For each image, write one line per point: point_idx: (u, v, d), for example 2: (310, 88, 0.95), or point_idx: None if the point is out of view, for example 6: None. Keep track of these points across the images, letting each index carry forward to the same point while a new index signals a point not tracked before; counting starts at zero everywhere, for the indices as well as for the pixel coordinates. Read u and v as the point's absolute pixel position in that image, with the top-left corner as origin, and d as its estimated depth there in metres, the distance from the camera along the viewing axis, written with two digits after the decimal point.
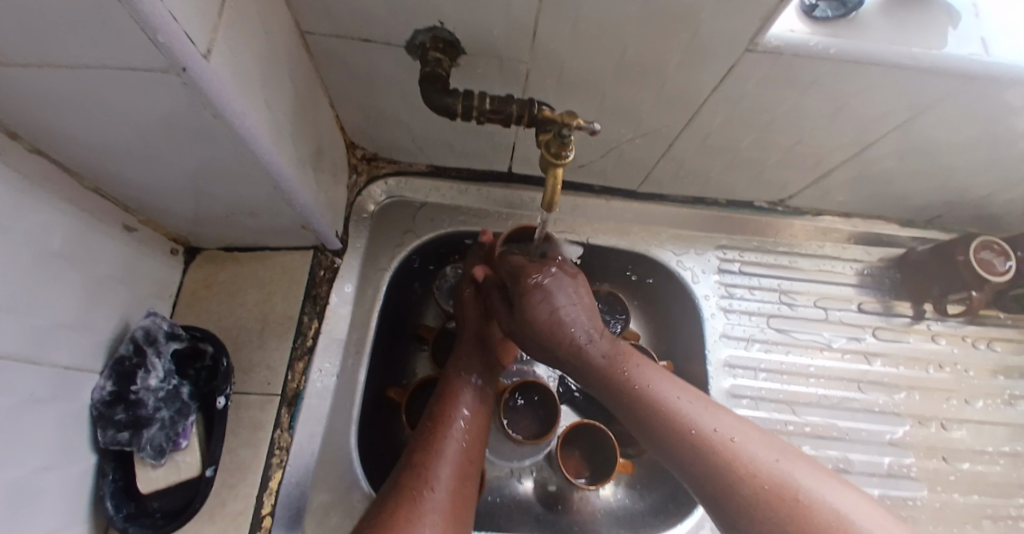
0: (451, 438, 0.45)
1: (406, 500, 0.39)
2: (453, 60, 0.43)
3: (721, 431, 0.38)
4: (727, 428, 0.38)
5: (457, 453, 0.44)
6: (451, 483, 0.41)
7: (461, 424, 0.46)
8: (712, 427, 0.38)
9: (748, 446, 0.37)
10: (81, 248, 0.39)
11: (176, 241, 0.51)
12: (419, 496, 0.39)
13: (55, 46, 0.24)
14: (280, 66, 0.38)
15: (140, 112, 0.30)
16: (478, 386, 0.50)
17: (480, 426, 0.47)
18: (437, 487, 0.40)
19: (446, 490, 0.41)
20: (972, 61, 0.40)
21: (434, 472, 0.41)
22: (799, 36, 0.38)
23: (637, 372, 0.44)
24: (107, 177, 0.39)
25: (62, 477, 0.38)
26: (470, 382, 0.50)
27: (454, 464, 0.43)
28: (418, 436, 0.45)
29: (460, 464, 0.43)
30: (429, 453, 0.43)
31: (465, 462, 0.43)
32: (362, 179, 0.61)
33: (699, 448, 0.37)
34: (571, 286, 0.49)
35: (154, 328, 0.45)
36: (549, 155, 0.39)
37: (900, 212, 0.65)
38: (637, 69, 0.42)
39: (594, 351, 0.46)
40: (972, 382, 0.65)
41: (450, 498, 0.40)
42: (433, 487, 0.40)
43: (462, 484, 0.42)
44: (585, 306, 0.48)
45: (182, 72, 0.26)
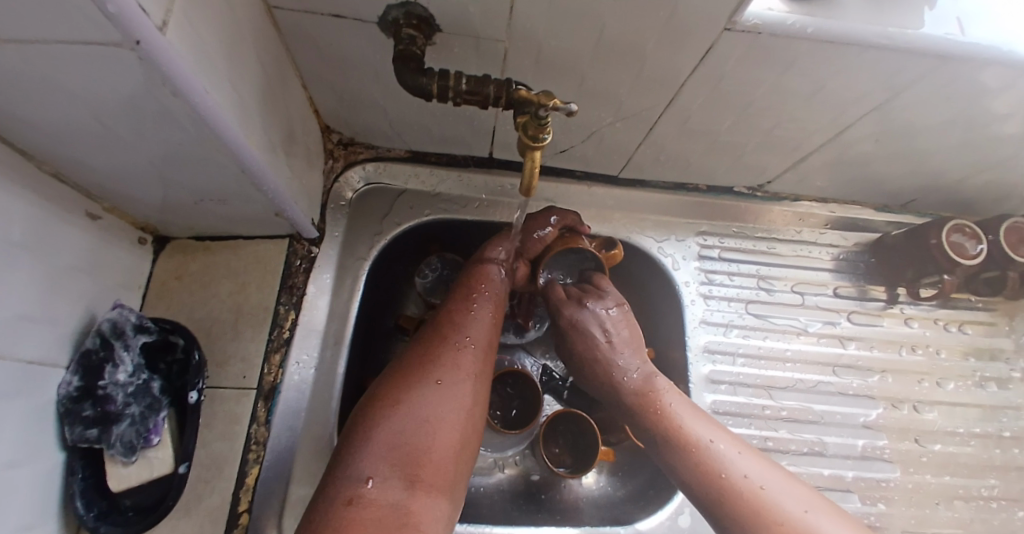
0: (485, 302, 0.48)
1: (442, 349, 0.43)
2: (427, 37, 0.42)
3: (739, 467, 0.42)
4: (746, 462, 0.43)
5: (489, 319, 0.48)
6: (481, 339, 0.46)
7: (493, 295, 0.49)
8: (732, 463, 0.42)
9: (764, 482, 0.41)
10: (40, 236, 0.37)
11: (144, 229, 0.50)
12: (458, 349, 0.44)
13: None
14: (244, 42, 0.36)
15: (95, 89, 0.29)
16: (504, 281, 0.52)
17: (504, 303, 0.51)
18: (470, 341, 0.45)
19: (479, 344, 0.45)
20: (948, 42, 0.40)
21: (468, 327, 0.46)
22: (778, 15, 0.37)
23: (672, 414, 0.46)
24: (66, 161, 0.37)
25: (29, 474, 0.36)
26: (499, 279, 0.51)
27: (486, 326, 0.47)
28: (451, 301, 0.48)
29: (491, 331, 0.47)
30: (464, 313, 0.47)
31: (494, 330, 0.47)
32: (339, 164, 0.60)
33: (717, 480, 0.42)
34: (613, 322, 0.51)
35: (122, 320, 0.44)
36: (527, 137, 0.39)
37: (876, 196, 0.66)
38: (618, 49, 0.42)
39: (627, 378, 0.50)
40: (944, 364, 0.66)
41: (481, 352, 0.45)
42: (467, 340, 0.45)
43: (490, 342, 0.46)
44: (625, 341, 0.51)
45: (138, 46, 0.25)
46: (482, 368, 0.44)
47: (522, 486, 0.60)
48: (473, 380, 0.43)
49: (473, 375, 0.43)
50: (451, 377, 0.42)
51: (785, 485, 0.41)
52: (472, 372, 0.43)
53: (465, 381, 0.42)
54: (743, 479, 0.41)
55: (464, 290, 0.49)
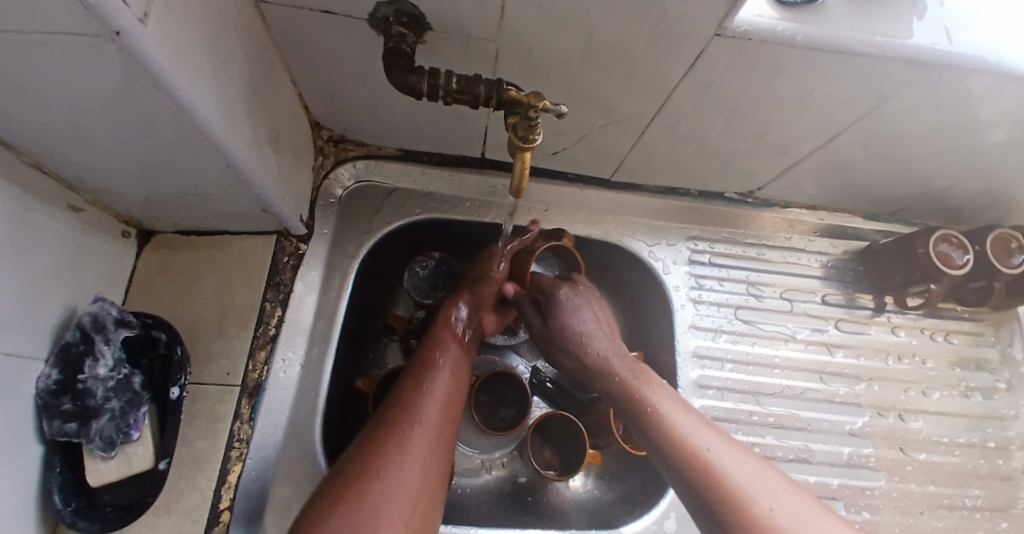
0: (449, 358, 0.50)
1: (397, 428, 0.43)
2: (417, 36, 0.41)
3: (767, 501, 0.34)
4: (784, 507, 0.34)
5: (445, 390, 0.47)
6: (445, 393, 0.47)
7: (449, 366, 0.50)
8: (756, 494, 0.34)
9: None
10: (20, 228, 0.37)
11: (127, 222, 0.49)
12: (408, 427, 0.43)
13: None
14: (229, 35, 0.36)
15: (73, 79, 0.28)
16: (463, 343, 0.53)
17: (464, 373, 0.51)
18: (434, 395, 0.46)
19: (443, 399, 0.47)
20: (934, 51, 0.40)
21: (432, 382, 0.47)
22: (766, 21, 0.37)
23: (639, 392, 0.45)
24: (47, 152, 0.36)
25: (6, 469, 0.36)
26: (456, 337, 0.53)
27: (450, 381, 0.48)
28: (409, 372, 0.49)
29: (446, 403, 0.47)
30: (420, 389, 0.46)
31: (449, 401, 0.47)
32: (328, 161, 0.60)
33: (737, 511, 0.34)
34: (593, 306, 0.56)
35: (103, 314, 0.43)
36: (517, 138, 0.39)
37: (866, 204, 0.66)
38: (608, 52, 0.42)
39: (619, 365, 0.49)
40: (929, 373, 0.67)
41: (444, 407, 0.46)
42: (431, 394, 0.46)
43: (455, 396, 0.48)
44: (605, 327, 0.54)
45: (117, 37, 0.25)
46: (446, 422, 0.45)
47: (508, 488, 0.60)
48: (435, 436, 0.44)
49: (435, 430, 0.44)
50: (400, 457, 0.41)
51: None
52: (435, 427, 0.44)
53: (426, 436, 0.43)
54: (774, 518, 0.33)
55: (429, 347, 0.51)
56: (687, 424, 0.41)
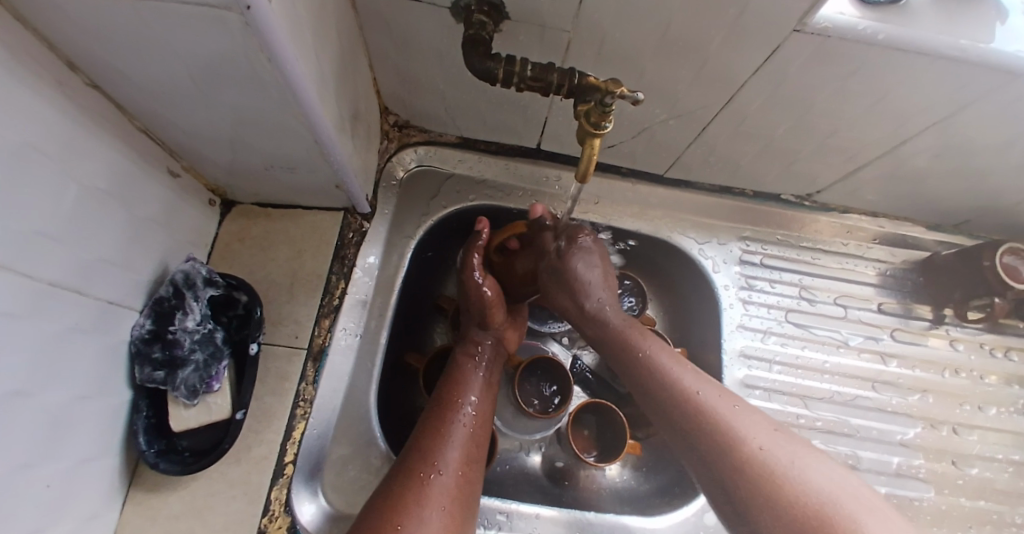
0: (472, 383, 0.51)
1: (417, 477, 0.40)
2: (496, 24, 0.43)
3: (756, 438, 0.36)
4: (767, 437, 0.36)
5: (465, 437, 0.45)
6: (473, 417, 0.47)
7: (470, 408, 0.48)
8: (747, 432, 0.37)
9: (794, 462, 0.34)
10: (126, 188, 0.40)
11: (215, 192, 0.53)
12: (427, 478, 0.40)
13: None
14: (328, 18, 0.39)
15: (198, 50, 0.31)
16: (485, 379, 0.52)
17: (486, 411, 0.49)
18: (462, 419, 0.47)
19: (473, 422, 0.47)
20: (1020, 57, 0.39)
21: (460, 408, 0.47)
22: (847, 19, 0.38)
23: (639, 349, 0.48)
24: (157, 120, 0.40)
25: (99, 406, 0.40)
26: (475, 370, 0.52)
27: (476, 406, 0.49)
28: (428, 417, 0.47)
29: (467, 449, 0.44)
30: (439, 436, 0.44)
31: (471, 447, 0.45)
32: (393, 146, 0.62)
33: (729, 449, 0.36)
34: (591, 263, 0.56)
35: (193, 272, 0.47)
36: (589, 124, 0.40)
37: (928, 214, 0.65)
38: (680, 45, 0.43)
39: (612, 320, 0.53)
40: (986, 389, 0.65)
41: (474, 431, 0.46)
42: (459, 419, 0.47)
43: (482, 421, 0.48)
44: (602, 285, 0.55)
45: (246, 11, 0.27)
46: (475, 446, 0.45)
47: (547, 471, 0.61)
48: (467, 459, 0.44)
49: (466, 453, 0.44)
50: (420, 506, 0.38)
51: (827, 475, 0.33)
52: (466, 451, 0.44)
53: (458, 459, 0.43)
54: (761, 453, 0.35)
55: (451, 376, 0.51)
56: (680, 373, 0.44)
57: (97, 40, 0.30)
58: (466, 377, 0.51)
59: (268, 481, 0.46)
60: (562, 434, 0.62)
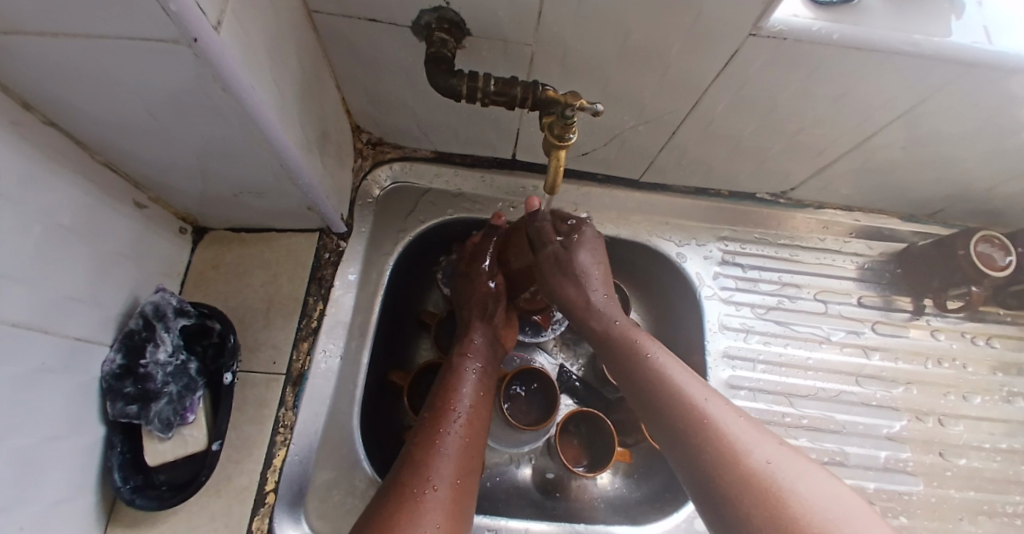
0: (465, 388, 0.50)
1: (412, 493, 0.40)
2: (458, 41, 0.43)
3: (760, 454, 0.34)
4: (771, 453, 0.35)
5: (461, 450, 0.45)
6: (466, 424, 0.47)
7: (466, 413, 0.48)
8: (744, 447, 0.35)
9: (797, 478, 0.32)
10: (91, 223, 0.40)
11: (185, 220, 0.52)
12: (418, 496, 0.40)
13: (60, 15, 0.25)
14: (286, 43, 0.39)
15: (151, 83, 0.31)
16: (480, 379, 0.52)
17: (482, 411, 0.49)
18: (455, 429, 0.46)
19: (466, 431, 0.46)
20: (976, 49, 0.40)
21: (452, 418, 0.47)
22: (802, 20, 0.38)
23: (639, 349, 0.45)
24: (120, 153, 0.39)
25: (71, 447, 0.39)
26: (472, 366, 0.52)
27: (468, 413, 0.48)
28: (422, 426, 0.46)
29: (461, 461, 0.44)
30: (432, 451, 0.43)
31: (465, 458, 0.44)
32: (367, 163, 0.62)
33: (726, 462, 0.34)
34: (592, 247, 0.53)
35: (163, 304, 0.47)
36: (553, 137, 0.40)
37: (902, 205, 0.65)
38: (643, 52, 0.43)
39: (608, 315, 0.50)
40: (970, 378, 0.65)
41: (467, 442, 0.46)
42: (453, 429, 0.46)
43: (477, 428, 0.47)
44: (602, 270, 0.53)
45: (194, 43, 0.27)
46: (469, 455, 0.45)
47: (538, 483, 0.61)
48: (461, 470, 0.43)
49: (459, 465, 0.43)
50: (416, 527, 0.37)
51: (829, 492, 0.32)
52: (458, 464, 0.43)
53: (451, 472, 0.42)
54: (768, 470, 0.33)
55: (446, 381, 0.51)
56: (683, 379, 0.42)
57: (47, 77, 0.30)
58: (461, 378, 0.51)
59: (250, 511, 0.45)
60: (551, 444, 0.61)
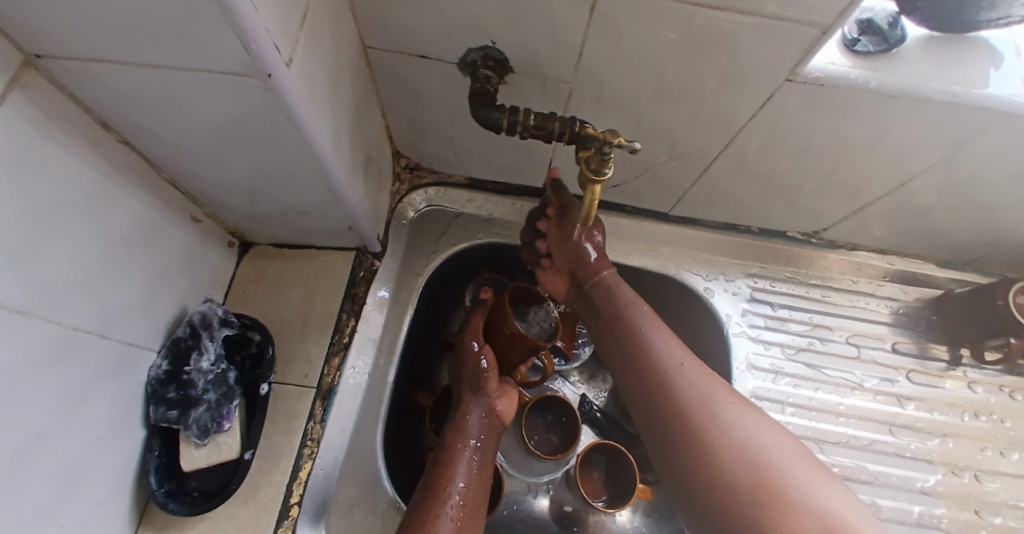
0: (461, 467, 0.49)
1: None
2: (500, 77, 0.45)
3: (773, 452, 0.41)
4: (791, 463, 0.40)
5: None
6: (460, 508, 0.46)
7: (457, 499, 0.46)
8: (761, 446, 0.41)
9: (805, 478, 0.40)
10: (151, 234, 0.42)
11: (234, 234, 0.55)
12: None
13: (154, 51, 0.28)
14: (343, 74, 0.41)
15: (222, 111, 0.33)
16: (475, 461, 0.50)
17: (477, 496, 0.48)
18: (449, 512, 0.45)
19: (459, 514, 0.45)
20: (1013, 101, 0.40)
21: (446, 500, 0.46)
22: (838, 68, 0.39)
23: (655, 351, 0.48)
24: (184, 172, 0.42)
25: (115, 448, 0.41)
26: (465, 448, 0.51)
27: (463, 495, 0.47)
28: (414, 508, 0.46)
29: None
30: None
31: None
32: (404, 187, 0.64)
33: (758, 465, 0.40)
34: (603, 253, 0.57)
35: (210, 313, 0.49)
36: (589, 170, 0.42)
37: (938, 250, 0.64)
38: (679, 92, 0.44)
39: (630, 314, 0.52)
40: (1009, 433, 0.62)
41: (459, 525, 0.45)
42: (445, 511, 0.45)
43: (471, 511, 0.46)
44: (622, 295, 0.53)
45: (267, 78, 0.30)
46: None
47: (556, 516, 0.60)
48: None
49: None
50: None
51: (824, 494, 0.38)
52: None
53: None
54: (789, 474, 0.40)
55: (441, 459, 0.50)
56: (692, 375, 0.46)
57: (131, 102, 0.33)
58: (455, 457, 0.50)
59: (275, 523, 0.46)
60: (570, 476, 0.61)
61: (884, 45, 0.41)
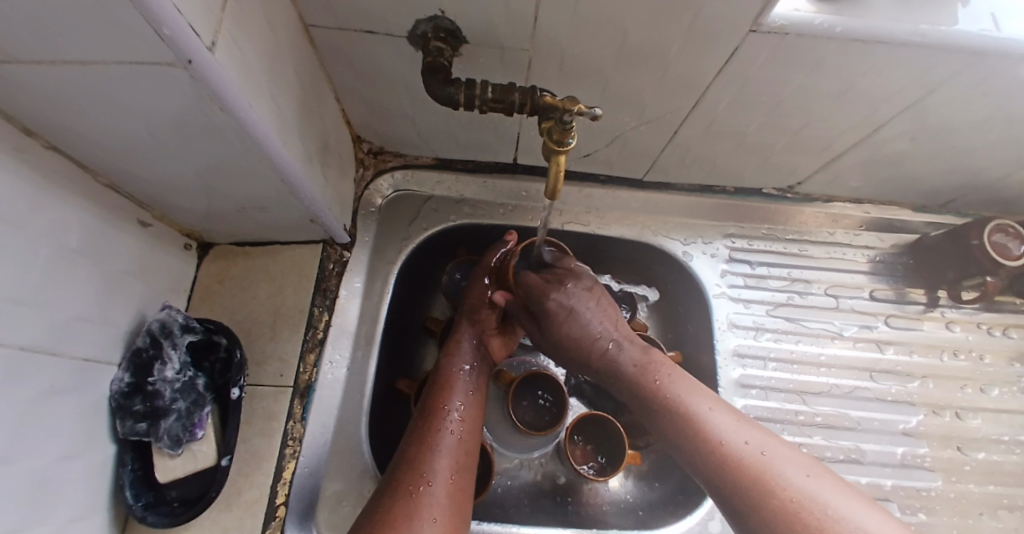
0: (459, 387, 0.49)
1: (402, 491, 0.40)
2: (454, 49, 0.43)
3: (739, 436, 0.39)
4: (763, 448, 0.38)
5: (455, 444, 0.44)
6: (459, 423, 0.46)
7: (456, 415, 0.47)
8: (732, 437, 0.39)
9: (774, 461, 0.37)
10: (96, 243, 0.40)
11: (190, 235, 0.53)
12: (413, 492, 0.40)
13: (55, 41, 0.25)
14: (284, 61, 0.39)
15: (150, 105, 0.31)
16: (471, 379, 0.51)
17: (476, 414, 0.48)
18: (449, 426, 0.45)
19: (460, 428, 0.46)
20: (983, 38, 0.39)
21: (445, 417, 0.46)
22: (803, 15, 0.37)
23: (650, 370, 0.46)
24: (121, 174, 0.40)
25: (82, 467, 0.39)
26: (463, 371, 0.51)
27: (462, 412, 0.47)
28: (415, 424, 0.46)
29: (456, 456, 0.44)
30: (426, 447, 0.43)
31: (460, 453, 0.44)
32: (369, 172, 0.62)
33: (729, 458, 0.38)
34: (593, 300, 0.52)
35: (170, 320, 0.47)
36: (552, 142, 0.40)
37: (913, 196, 0.64)
38: (641, 52, 0.42)
39: (625, 358, 0.48)
40: (987, 370, 0.64)
41: (463, 438, 0.45)
42: (447, 426, 0.45)
43: (471, 425, 0.47)
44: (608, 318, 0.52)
45: (189, 65, 0.27)
46: (463, 453, 0.44)
47: (550, 488, 0.60)
48: (457, 466, 0.43)
49: (455, 460, 0.43)
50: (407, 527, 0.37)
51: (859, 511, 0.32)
52: (455, 460, 0.43)
53: (447, 468, 0.42)
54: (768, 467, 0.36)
55: (439, 381, 0.50)
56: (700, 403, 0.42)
57: (45, 102, 0.30)
58: (452, 380, 0.50)
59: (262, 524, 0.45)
60: (561, 449, 0.61)
61: None
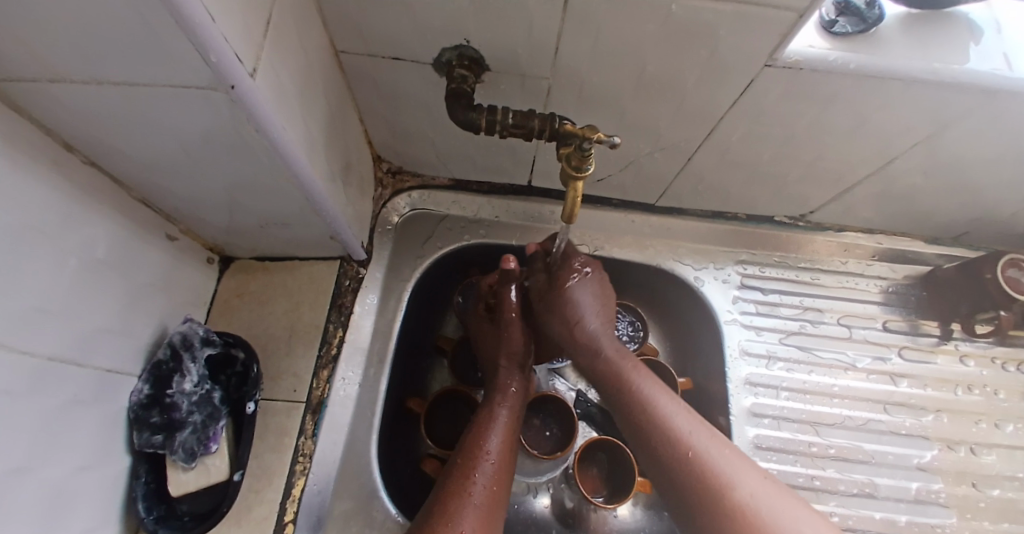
0: (496, 436, 0.48)
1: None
2: (477, 76, 0.45)
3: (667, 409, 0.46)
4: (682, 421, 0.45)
5: (489, 496, 0.43)
6: (493, 474, 0.45)
7: (493, 464, 0.46)
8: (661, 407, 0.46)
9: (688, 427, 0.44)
10: (123, 256, 0.41)
11: (212, 249, 0.54)
12: None
13: (107, 66, 0.27)
14: (315, 84, 0.40)
15: (189, 125, 0.32)
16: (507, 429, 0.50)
17: (509, 469, 0.47)
18: (483, 478, 0.44)
19: (494, 481, 0.44)
20: (994, 77, 0.40)
21: (479, 466, 0.45)
22: (817, 51, 0.39)
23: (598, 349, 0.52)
24: (153, 190, 0.41)
25: (97, 477, 0.39)
26: (501, 418, 0.50)
27: (497, 464, 0.46)
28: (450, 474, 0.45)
29: (488, 511, 0.42)
30: (458, 501, 0.42)
31: (491, 508, 0.42)
32: (387, 192, 0.63)
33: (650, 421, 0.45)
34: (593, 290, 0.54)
35: (191, 333, 0.48)
36: (570, 168, 0.41)
37: (925, 228, 0.64)
38: (659, 84, 0.44)
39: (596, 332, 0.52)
40: (1003, 405, 0.63)
41: (493, 493, 0.44)
42: (480, 478, 0.44)
43: (503, 479, 0.45)
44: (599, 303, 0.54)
45: (231, 90, 0.28)
46: (494, 507, 0.43)
47: (558, 514, 0.59)
48: (487, 522, 0.41)
49: (486, 515, 0.41)
50: None
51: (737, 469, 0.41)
52: (486, 514, 0.42)
53: (477, 524, 0.40)
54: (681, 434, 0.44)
55: (476, 428, 0.49)
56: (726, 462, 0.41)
57: (89, 121, 0.32)
58: (490, 426, 0.49)
59: None
60: (569, 473, 0.60)
61: (862, 25, 0.40)
